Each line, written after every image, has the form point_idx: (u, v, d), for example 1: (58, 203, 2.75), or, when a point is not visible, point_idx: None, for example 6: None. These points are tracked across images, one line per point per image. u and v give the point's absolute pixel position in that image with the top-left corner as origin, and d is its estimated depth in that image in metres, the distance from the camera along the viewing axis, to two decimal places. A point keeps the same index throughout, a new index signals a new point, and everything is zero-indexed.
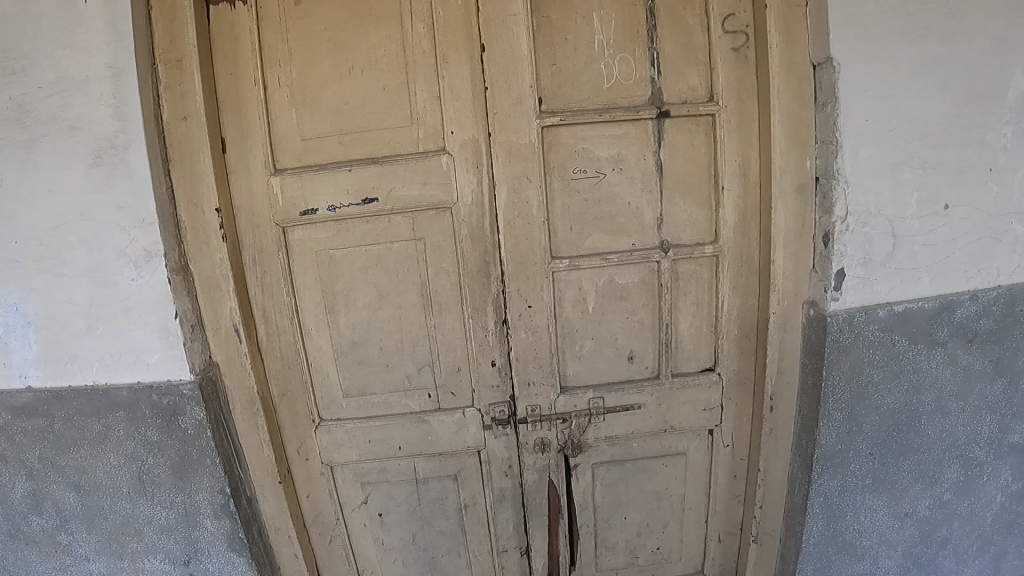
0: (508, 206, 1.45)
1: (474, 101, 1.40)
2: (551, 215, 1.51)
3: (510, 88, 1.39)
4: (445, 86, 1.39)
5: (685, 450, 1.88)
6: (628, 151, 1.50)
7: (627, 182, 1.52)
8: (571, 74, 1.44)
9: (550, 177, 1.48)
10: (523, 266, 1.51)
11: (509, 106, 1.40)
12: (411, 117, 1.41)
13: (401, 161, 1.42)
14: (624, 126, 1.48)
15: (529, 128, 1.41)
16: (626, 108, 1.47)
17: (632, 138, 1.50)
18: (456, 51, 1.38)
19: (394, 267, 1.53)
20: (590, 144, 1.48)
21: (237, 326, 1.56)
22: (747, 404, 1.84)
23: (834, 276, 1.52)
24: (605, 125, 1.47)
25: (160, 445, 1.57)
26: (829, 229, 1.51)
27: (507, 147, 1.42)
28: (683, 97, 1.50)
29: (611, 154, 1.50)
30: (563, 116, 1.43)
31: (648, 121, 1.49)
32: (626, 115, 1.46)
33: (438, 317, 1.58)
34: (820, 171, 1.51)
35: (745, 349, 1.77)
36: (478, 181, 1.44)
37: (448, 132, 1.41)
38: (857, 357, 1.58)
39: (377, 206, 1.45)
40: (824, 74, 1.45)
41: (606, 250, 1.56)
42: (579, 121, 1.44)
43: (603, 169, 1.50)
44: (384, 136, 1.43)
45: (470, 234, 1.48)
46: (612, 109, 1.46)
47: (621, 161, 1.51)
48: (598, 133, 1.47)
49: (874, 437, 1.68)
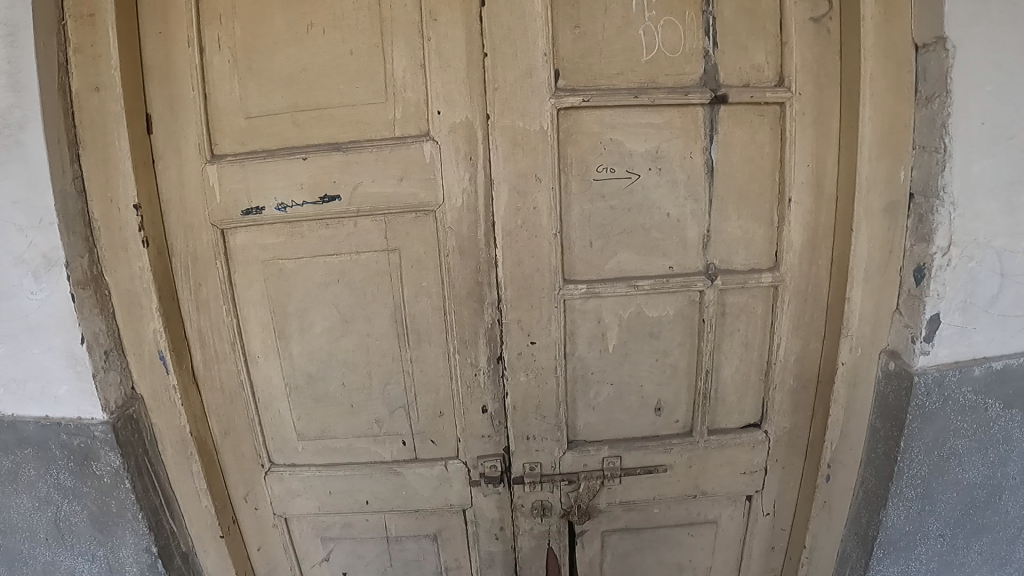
0: (510, 211, 1.08)
1: (474, 74, 1.02)
2: (565, 227, 1.13)
3: (517, 56, 1.01)
4: (437, 52, 1.01)
5: (716, 517, 1.54)
6: (673, 146, 1.11)
7: (668, 187, 1.14)
8: (598, 40, 1.05)
9: (567, 177, 1.10)
10: (525, 293, 1.15)
11: (513, 81, 1.01)
12: (387, 91, 1.04)
13: (372, 150, 1.05)
14: (667, 114, 1.10)
15: (538, 112, 1.03)
16: (669, 89, 1.07)
17: (679, 129, 1.11)
18: (448, 6, 1.00)
19: (359, 287, 1.17)
20: (623, 135, 1.09)
21: (162, 353, 1.24)
22: (797, 466, 1.48)
23: (926, 324, 1.18)
24: (642, 111, 1.08)
25: (75, 493, 1.25)
26: (924, 263, 1.17)
27: (511, 137, 1.04)
28: (743, 80, 1.10)
29: (649, 149, 1.10)
30: (587, 97, 1.04)
31: (698, 110, 1.11)
32: (671, 99, 1.07)
33: (415, 350, 1.24)
34: (916, 185, 1.15)
35: (800, 403, 1.43)
36: (465, 179, 1.07)
37: (434, 113, 1.03)
38: (942, 425, 1.23)
39: (340, 206, 1.08)
40: (930, 58, 1.09)
41: (636, 274, 1.19)
42: (607, 104, 1.05)
43: (637, 168, 1.11)
44: (353, 116, 1.05)
45: (459, 247, 1.12)
46: (652, 90, 1.07)
47: (661, 158, 1.11)
48: (634, 122, 1.09)
49: (949, 515, 1.31)
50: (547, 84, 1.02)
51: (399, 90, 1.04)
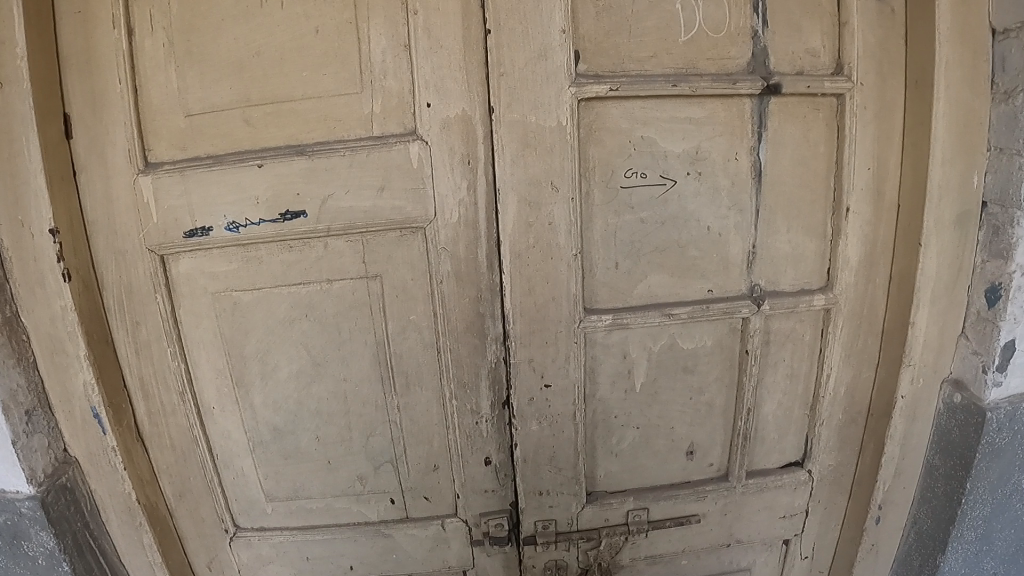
0: (520, 228, 0.87)
1: (473, 56, 0.80)
2: (585, 245, 0.92)
3: (527, 34, 0.79)
4: (429, 28, 0.79)
5: (750, 564, 1.31)
6: (716, 144, 0.91)
7: (708, 196, 0.93)
8: (626, 15, 0.84)
9: (588, 184, 0.89)
10: (538, 326, 0.94)
11: (522, 65, 0.80)
12: (362, 79, 0.81)
13: (343, 152, 0.82)
14: (710, 106, 0.89)
15: (554, 104, 0.82)
16: (713, 76, 0.87)
17: (724, 125, 0.90)
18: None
19: (332, 322, 0.95)
20: (656, 132, 0.88)
21: (96, 410, 1.02)
22: (839, 505, 1.25)
23: (1001, 352, 0.99)
24: (680, 102, 0.88)
25: None
26: (999, 281, 0.97)
27: (520, 136, 0.83)
28: (797, 65, 0.90)
29: (686, 149, 0.90)
30: (615, 85, 0.83)
31: (745, 101, 0.90)
32: (716, 88, 0.87)
33: (403, 396, 1.02)
34: (991, 193, 0.97)
35: (848, 437, 1.19)
36: (460, 187, 0.85)
37: (422, 104, 0.81)
38: (1009, 461, 1.05)
39: (305, 224, 0.87)
40: (1011, 46, 0.90)
41: (670, 300, 0.97)
42: (639, 93, 0.85)
43: (672, 174, 0.91)
44: (320, 111, 0.82)
45: (455, 271, 0.90)
46: (694, 77, 0.87)
47: (701, 160, 0.91)
48: (670, 117, 0.88)
49: (1005, 553, 1.15)
50: (566, 69, 0.81)
51: (378, 77, 0.81)
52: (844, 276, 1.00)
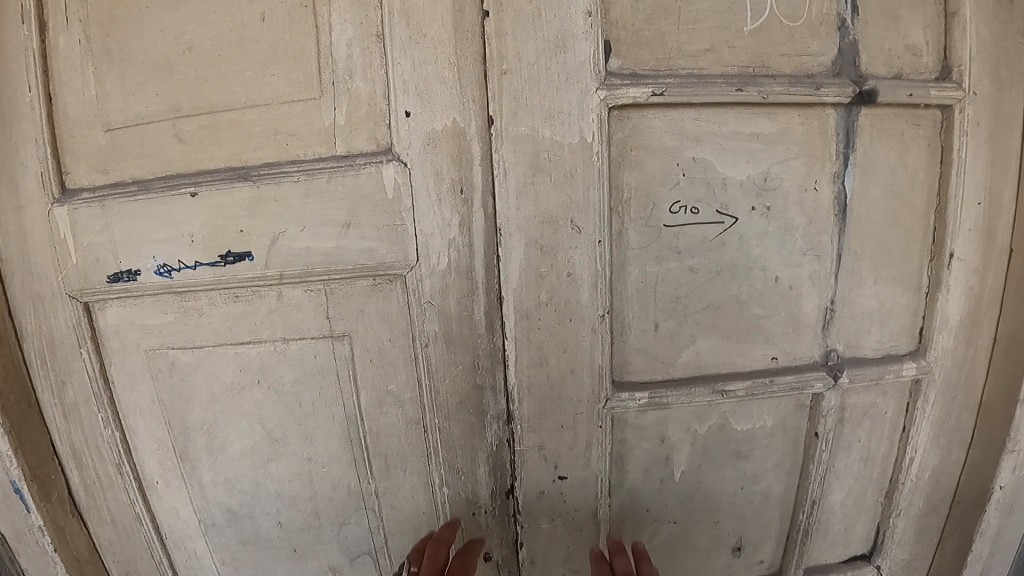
0: (531, 280, 0.67)
1: (467, 50, 0.60)
2: (614, 302, 0.70)
3: (540, 20, 0.60)
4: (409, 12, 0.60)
5: None
6: (790, 170, 0.69)
7: (779, 237, 0.71)
8: None
9: (621, 222, 0.67)
10: (551, 405, 0.72)
11: (533, 61, 0.61)
12: (321, 81, 0.62)
13: (297, 177, 0.64)
14: (783, 118, 0.67)
15: (574, 114, 0.62)
16: (790, 79, 0.65)
17: (800, 145, 0.68)
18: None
19: (290, 390, 0.76)
20: (713, 153, 0.67)
21: (17, 484, 0.83)
22: None
23: None
24: (744, 113, 0.66)
25: None
26: None
27: (529, 157, 0.63)
28: (895, 66, 0.68)
29: (751, 176, 0.68)
30: (659, 88, 0.63)
31: (829, 113, 0.68)
32: (793, 94, 0.65)
33: (383, 481, 0.81)
34: None
35: (927, 528, 0.88)
36: (450, 223, 0.65)
37: (399, 112, 0.61)
38: None
39: (250, 272, 0.68)
40: None
41: (722, 372, 0.74)
42: (691, 99, 0.64)
43: (736, 211, 0.69)
44: (268, 124, 0.64)
45: (444, 332, 0.69)
46: (764, 79, 0.65)
47: (769, 188, 0.69)
48: (730, 134, 0.67)
49: None
50: (592, 67, 0.61)
51: (343, 78, 0.62)
52: (943, 337, 0.76)
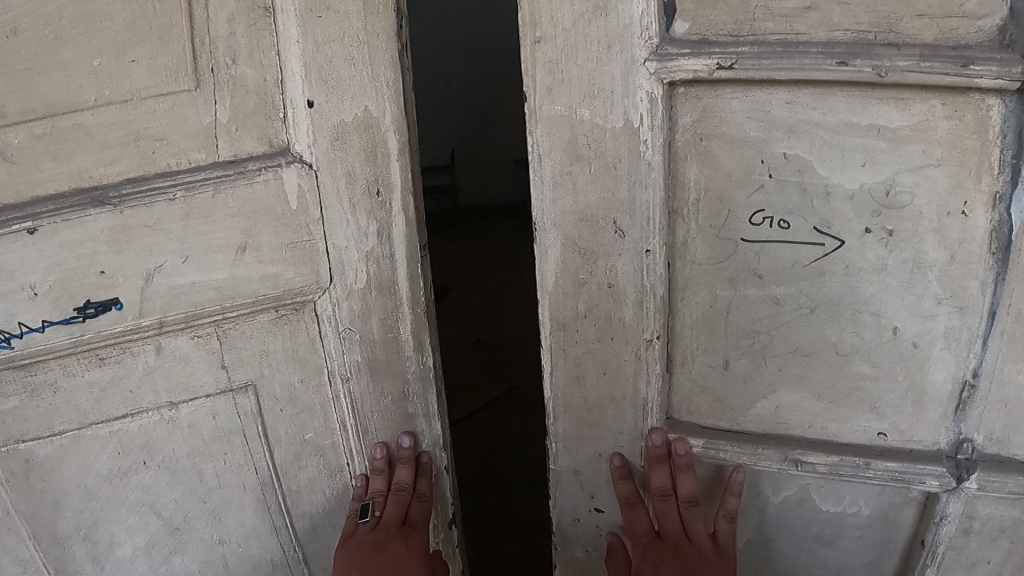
0: (573, 282, 0.43)
1: (381, 20, 0.42)
2: (673, 325, 0.43)
3: None
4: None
5: None
6: (926, 180, 0.35)
7: (898, 276, 0.37)
8: None
9: (683, 231, 0.41)
10: (590, 430, 0.48)
11: (570, 24, 0.37)
12: (195, 63, 0.42)
13: (174, 194, 0.44)
14: (918, 106, 0.34)
15: (617, 92, 0.38)
16: (922, 49, 0.33)
17: (943, 147, 0.35)
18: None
19: (187, 466, 0.54)
20: (812, 150, 0.37)
21: None
22: None
23: None
24: (852, 99, 0.35)
25: None
26: None
27: (566, 142, 0.40)
28: None
29: (862, 187, 0.36)
30: (727, 61, 0.35)
31: (992, 104, 0.33)
32: (926, 75, 0.33)
33: (310, 546, 0.60)
34: None
35: None
36: (366, 234, 0.47)
37: (297, 101, 0.44)
38: None
39: (119, 326, 0.47)
40: None
41: (804, 438, 0.44)
42: (772, 75, 0.35)
43: (834, 236, 0.38)
44: (121, 123, 0.43)
45: (367, 366, 0.52)
46: (886, 49, 0.34)
47: (887, 204, 0.36)
48: (835, 125, 0.36)
49: None
50: (643, 30, 0.36)
51: (221, 62, 0.43)
52: None
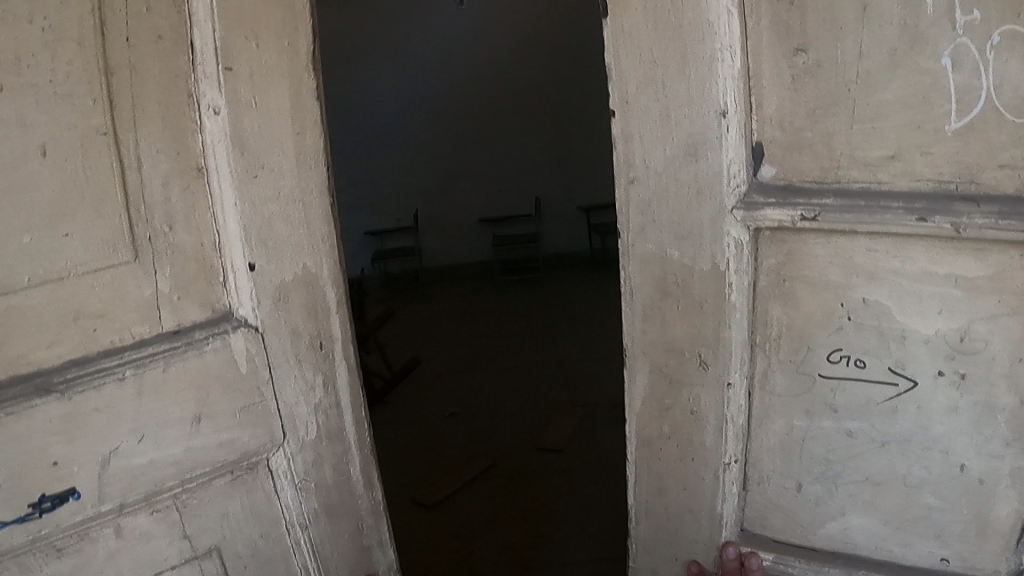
0: (658, 407, 0.42)
1: (309, 174, 0.41)
2: (751, 449, 0.42)
3: (686, 99, 0.35)
4: (237, 129, 0.39)
5: None
6: (1003, 329, 0.33)
7: (973, 419, 0.35)
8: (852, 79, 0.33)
9: (764, 363, 0.39)
10: (665, 537, 0.45)
11: (663, 167, 0.37)
12: (128, 233, 0.38)
13: (123, 373, 0.38)
14: (993, 257, 0.33)
15: (706, 235, 0.37)
16: (1000, 201, 0.31)
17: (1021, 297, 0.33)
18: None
19: None
20: (892, 296, 0.35)
21: None
22: None
23: None
24: (930, 250, 0.34)
25: None
26: None
27: (656, 278, 0.39)
28: None
29: (937, 335, 0.35)
30: (811, 211, 0.35)
31: None
32: (1001, 232, 0.31)
33: None
34: None
35: None
36: (312, 384, 0.45)
37: (237, 265, 0.41)
38: None
39: (76, 522, 0.38)
40: None
41: (867, 559, 0.41)
42: (857, 227, 0.34)
43: (910, 378, 0.36)
44: (56, 301, 0.37)
45: (326, 510, 0.47)
46: (960, 206, 0.32)
47: (961, 352, 0.35)
48: (915, 273, 0.34)
49: None
50: (731, 178, 0.36)
51: (156, 229, 0.39)
52: None
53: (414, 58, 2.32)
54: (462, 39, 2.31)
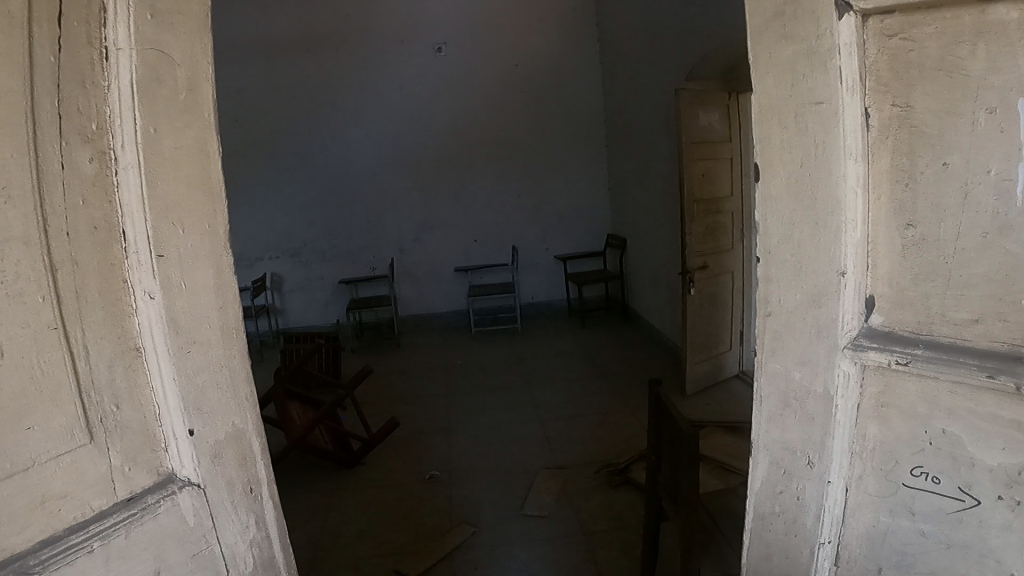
0: (773, 486, 0.38)
1: (238, 343, 0.36)
2: (844, 538, 0.36)
3: (823, 249, 0.33)
4: (175, 316, 0.32)
5: None
6: None
7: None
8: (960, 252, 0.30)
9: (861, 469, 0.35)
10: None
11: (797, 301, 0.35)
12: (68, 422, 0.29)
13: (90, 553, 0.29)
14: None
15: (822, 365, 0.34)
16: None
17: None
18: (771, 123, 0.34)
19: None
20: (973, 430, 0.30)
21: None
22: None
23: None
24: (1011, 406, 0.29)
25: None
26: None
27: (782, 398, 0.37)
28: None
29: (1007, 470, 0.29)
30: (908, 357, 0.31)
31: None
32: None
33: None
34: None
35: None
36: (248, 535, 0.36)
37: (175, 436, 0.33)
38: None
39: None
40: None
41: None
42: (952, 385, 0.30)
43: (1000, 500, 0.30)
44: (12, 497, 0.27)
45: None
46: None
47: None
48: (987, 415, 0.30)
49: None
50: (846, 326, 0.33)
51: (106, 409, 0.31)
52: None
53: (382, 96, 2.20)
54: (433, 82, 2.21)
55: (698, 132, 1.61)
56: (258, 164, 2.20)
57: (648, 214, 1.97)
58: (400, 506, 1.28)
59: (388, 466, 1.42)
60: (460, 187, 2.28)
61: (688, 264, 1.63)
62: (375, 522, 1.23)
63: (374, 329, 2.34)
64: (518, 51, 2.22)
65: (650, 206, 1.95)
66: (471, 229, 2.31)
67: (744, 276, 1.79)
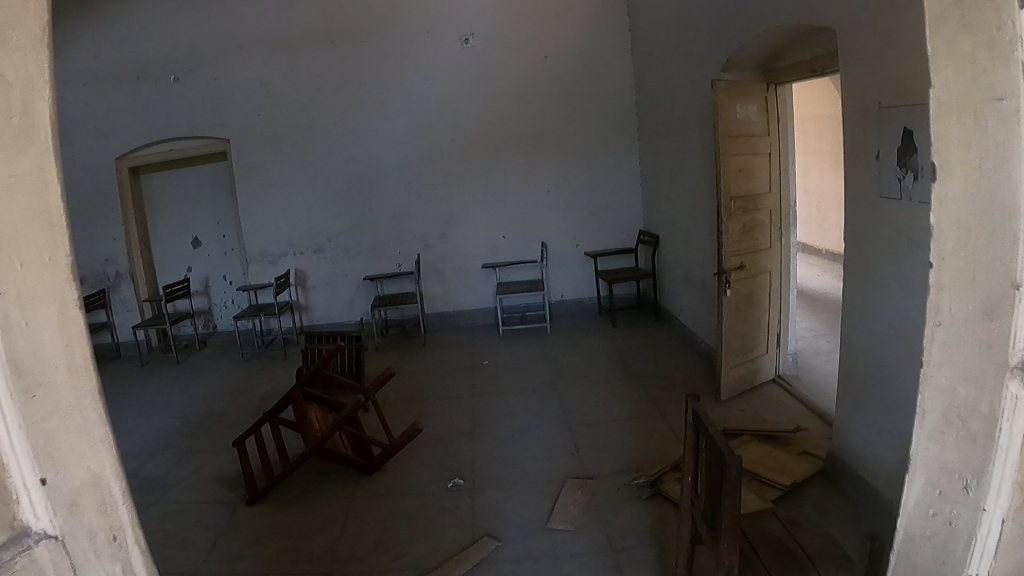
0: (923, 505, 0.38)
1: (88, 385, 0.34)
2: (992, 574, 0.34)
3: (998, 257, 0.33)
4: (15, 359, 0.31)
5: None
6: None
7: None
8: None
9: None
10: None
11: (968, 315, 0.35)
12: None
13: None
14: None
15: (991, 383, 0.34)
16: None
17: None
18: (949, 119, 0.34)
19: None
20: None
21: None
22: None
23: None
24: None
25: None
26: None
27: (945, 414, 0.37)
28: None
29: None
30: None
31: None
32: None
33: None
34: None
35: None
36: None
37: (29, 485, 0.31)
38: None
39: None
40: None
41: None
42: None
43: None
44: None
45: None
46: None
47: None
48: None
49: None
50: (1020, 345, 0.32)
51: None
52: None
53: (407, 89, 2.15)
54: (460, 74, 2.15)
55: (735, 125, 1.52)
56: (284, 160, 2.18)
57: (682, 211, 1.89)
58: (420, 516, 1.24)
59: (409, 472, 1.39)
60: (486, 182, 2.22)
61: (724, 264, 1.54)
62: (393, 531, 1.19)
63: (400, 326, 2.31)
64: (546, 42, 2.15)
65: (684, 202, 1.87)
66: (498, 226, 2.25)
67: (782, 275, 1.70)
